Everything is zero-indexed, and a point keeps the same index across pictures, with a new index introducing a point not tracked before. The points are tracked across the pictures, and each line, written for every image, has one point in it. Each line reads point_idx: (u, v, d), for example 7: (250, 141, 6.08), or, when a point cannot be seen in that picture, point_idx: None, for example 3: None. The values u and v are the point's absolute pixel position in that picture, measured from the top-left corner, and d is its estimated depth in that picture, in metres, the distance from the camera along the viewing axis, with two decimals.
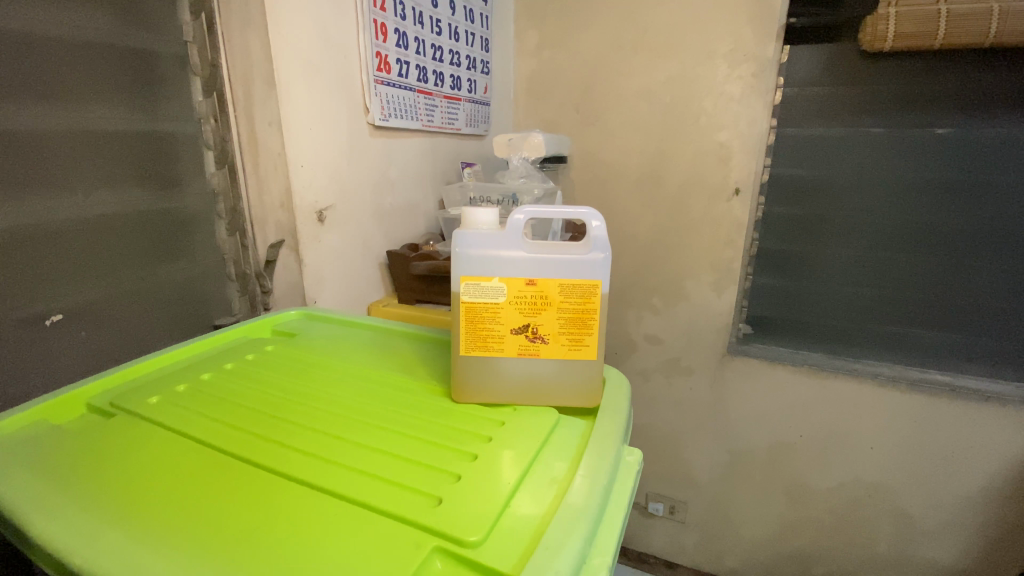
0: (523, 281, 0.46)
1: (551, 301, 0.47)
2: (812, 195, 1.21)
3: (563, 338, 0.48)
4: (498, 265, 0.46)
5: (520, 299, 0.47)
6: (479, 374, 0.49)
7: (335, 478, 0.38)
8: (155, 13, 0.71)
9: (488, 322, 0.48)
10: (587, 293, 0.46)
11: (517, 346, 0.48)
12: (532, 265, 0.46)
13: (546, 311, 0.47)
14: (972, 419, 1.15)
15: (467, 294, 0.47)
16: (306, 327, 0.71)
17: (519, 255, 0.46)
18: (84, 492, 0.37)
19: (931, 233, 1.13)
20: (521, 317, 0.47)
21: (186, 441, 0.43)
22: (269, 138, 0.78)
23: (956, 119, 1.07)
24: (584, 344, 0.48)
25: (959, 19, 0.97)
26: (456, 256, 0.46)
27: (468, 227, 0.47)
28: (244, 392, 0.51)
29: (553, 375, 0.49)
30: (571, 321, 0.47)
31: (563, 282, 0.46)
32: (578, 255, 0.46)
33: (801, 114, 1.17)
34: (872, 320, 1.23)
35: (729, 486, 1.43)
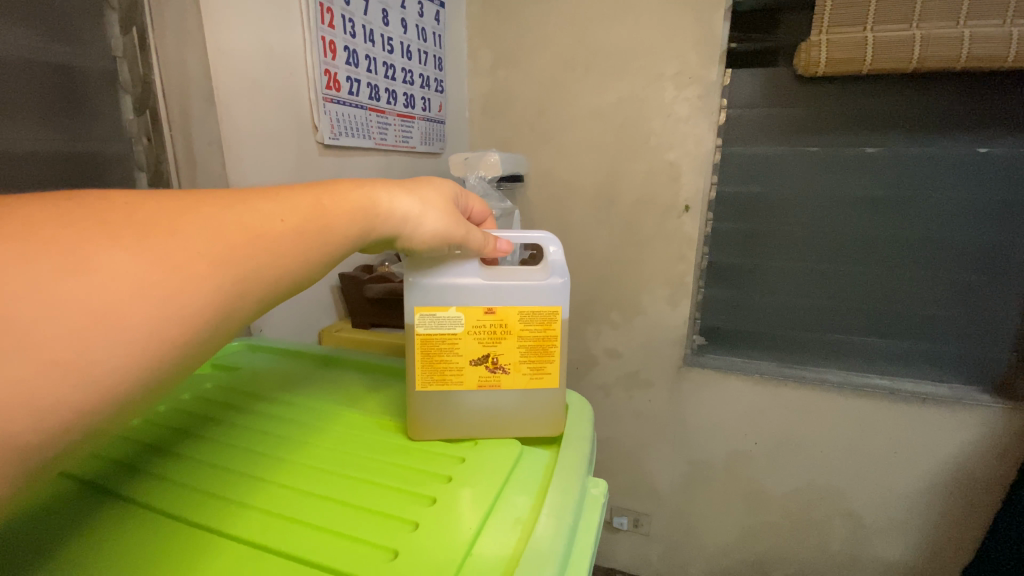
0: (481, 310, 0.45)
1: (510, 329, 0.45)
2: (757, 210, 1.27)
3: (524, 368, 0.46)
4: (451, 294, 0.44)
5: (479, 329, 0.45)
6: (434, 413, 0.47)
7: (282, 534, 0.35)
8: (81, 25, 0.66)
9: (446, 354, 0.46)
10: (546, 320, 0.45)
11: (475, 378, 0.46)
12: (488, 290, 0.45)
13: (504, 341, 0.45)
14: (913, 421, 1.21)
15: (422, 326, 0.45)
16: (250, 359, 0.66)
17: (474, 281, 0.44)
18: None
19: (867, 245, 1.20)
20: (481, 347, 0.46)
21: (114, 500, 0.39)
22: (208, 160, 0.73)
23: (884, 139, 1.14)
24: (547, 378, 0.47)
25: (886, 45, 1.03)
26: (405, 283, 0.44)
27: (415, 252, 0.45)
28: (182, 436, 0.47)
29: (514, 412, 0.47)
30: (532, 351, 0.46)
31: (522, 311, 0.45)
32: (536, 280, 0.45)
33: (745, 134, 1.23)
34: (817, 327, 1.29)
35: (690, 497, 1.45)
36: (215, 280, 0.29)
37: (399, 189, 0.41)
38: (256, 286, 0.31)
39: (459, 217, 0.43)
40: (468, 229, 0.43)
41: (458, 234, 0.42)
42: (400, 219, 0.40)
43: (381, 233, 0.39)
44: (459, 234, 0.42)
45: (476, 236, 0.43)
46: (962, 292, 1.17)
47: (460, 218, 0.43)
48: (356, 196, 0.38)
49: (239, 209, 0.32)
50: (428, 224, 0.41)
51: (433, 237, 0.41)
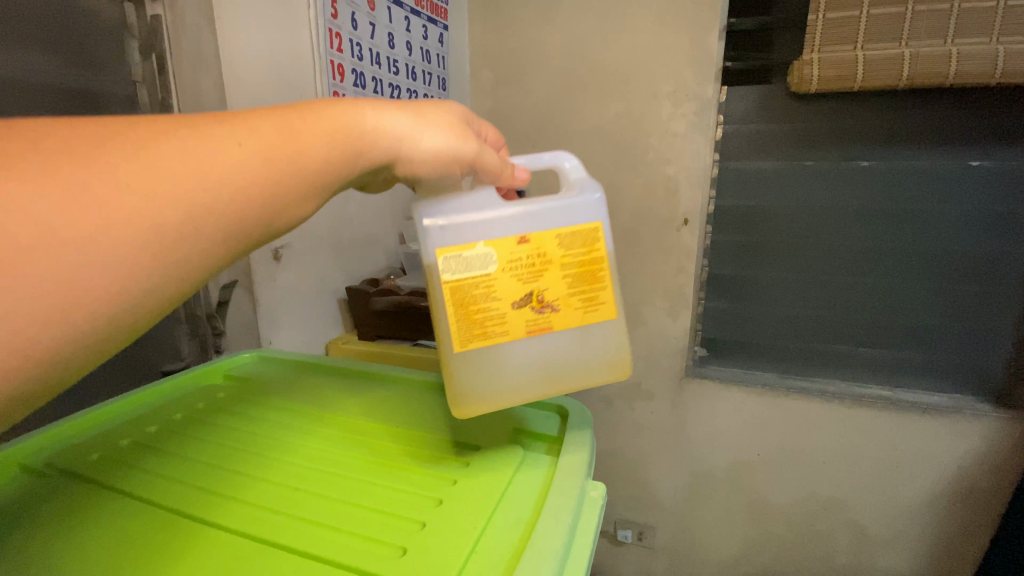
0: (522, 239, 0.47)
1: (554, 257, 0.48)
2: (754, 223, 1.29)
3: (567, 299, 0.49)
4: (495, 238, 0.47)
5: (522, 262, 0.47)
6: (482, 371, 0.48)
7: (291, 530, 0.37)
8: (102, 51, 0.72)
9: (488, 293, 0.47)
10: (591, 236, 0.49)
11: (529, 323, 0.48)
12: (531, 220, 0.48)
13: (550, 272, 0.48)
14: (913, 430, 1.22)
15: (463, 265, 0.46)
16: (261, 370, 0.69)
17: (518, 212, 0.47)
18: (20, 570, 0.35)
19: (863, 256, 1.22)
20: (524, 283, 0.47)
21: (137, 502, 0.41)
22: None
23: (877, 153, 1.17)
24: (602, 302, 0.50)
25: (876, 64, 1.06)
26: (450, 238, 0.46)
27: (451, 204, 0.47)
28: (196, 440, 0.49)
29: (572, 350, 0.50)
30: (579, 274, 0.49)
31: (563, 236, 0.48)
32: (574, 199, 0.49)
33: (741, 149, 1.26)
34: (816, 338, 1.31)
35: (693, 508, 1.45)
36: (168, 205, 0.29)
37: (392, 109, 0.41)
38: (222, 211, 0.31)
39: (459, 133, 0.44)
40: (470, 147, 0.44)
41: (460, 149, 0.43)
42: (398, 140, 0.40)
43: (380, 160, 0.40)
44: (463, 151, 0.43)
45: (479, 150, 0.44)
46: (958, 302, 1.19)
47: (458, 133, 0.44)
48: (337, 117, 0.37)
49: (190, 135, 0.31)
50: (427, 141, 0.42)
51: (435, 157, 0.42)
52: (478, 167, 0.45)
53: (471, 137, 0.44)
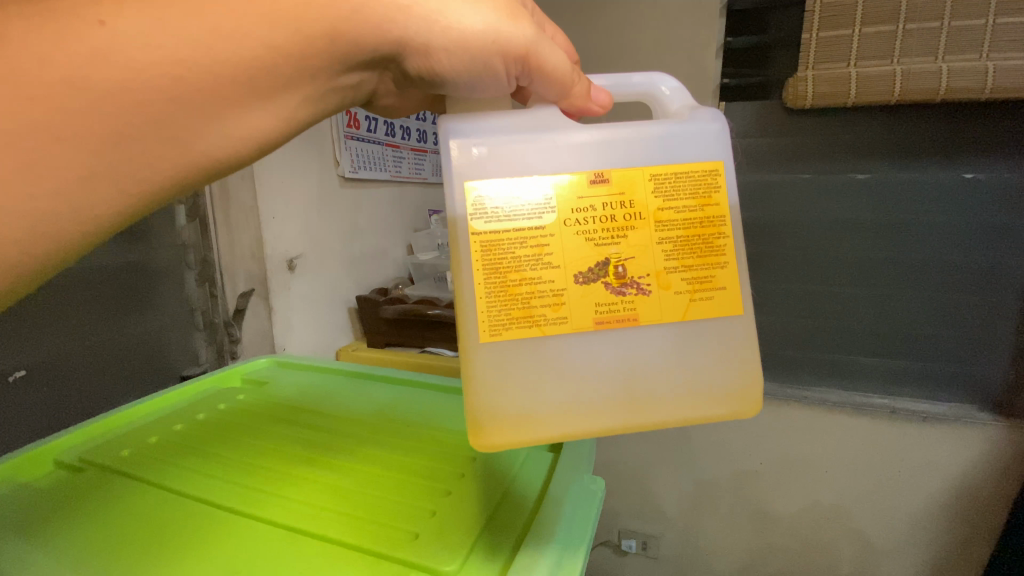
0: (591, 179, 0.39)
1: (646, 214, 0.39)
2: (754, 234, 1.32)
3: (658, 273, 0.39)
4: (562, 185, 0.38)
5: (597, 219, 0.38)
6: (530, 371, 0.38)
7: (298, 516, 0.41)
8: None
9: (547, 251, 0.38)
10: (703, 187, 0.40)
11: (603, 305, 0.38)
12: (609, 158, 0.39)
13: (637, 234, 0.39)
14: (914, 438, 1.23)
15: (508, 200, 0.38)
16: (278, 373, 0.72)
17: (593, 150, 0.39)
18: (66, 549, 0.39)
19: (861, 267, 1.25)
20: (599, 247, 0.38)
21: (169, 491, 0.45)
22: (240, 193, 0.86)
23: (872, 166, 1.20)
24: (716, 296, 0.40)
25: (868, 80, 1.10)
26: (492, 172, 0.38)
27: (504, 127, 0.38)
28: (213, 440, 0.53)
29: (667, 356, 0.39)
30: (681, 246, 0.39)
31: (659, 188, 0.39)
32: (679, 135, 0.40)
33: (739, 162, 1.30)
34: (815, 347, 1.33)
35: (697, 518, 1.46)
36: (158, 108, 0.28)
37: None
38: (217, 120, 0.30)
39: (509, 13, 0.36)
40: (521, 30, 0.36)
41: (508, 35, 0.35)
42: (431, 19, 0.34)
43: (399, 43, 0.34)
44: (511, 37, 0.36)
45: (534, 36, 0.37)
46: (956, 312, 1.20)
47: (507, 13, 0.36)
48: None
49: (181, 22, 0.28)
50: (468, 20, 0.35)
51: (475, 41, 0.35)
52: (532, 60, 0.37)
53: (523, 18, 0.37)
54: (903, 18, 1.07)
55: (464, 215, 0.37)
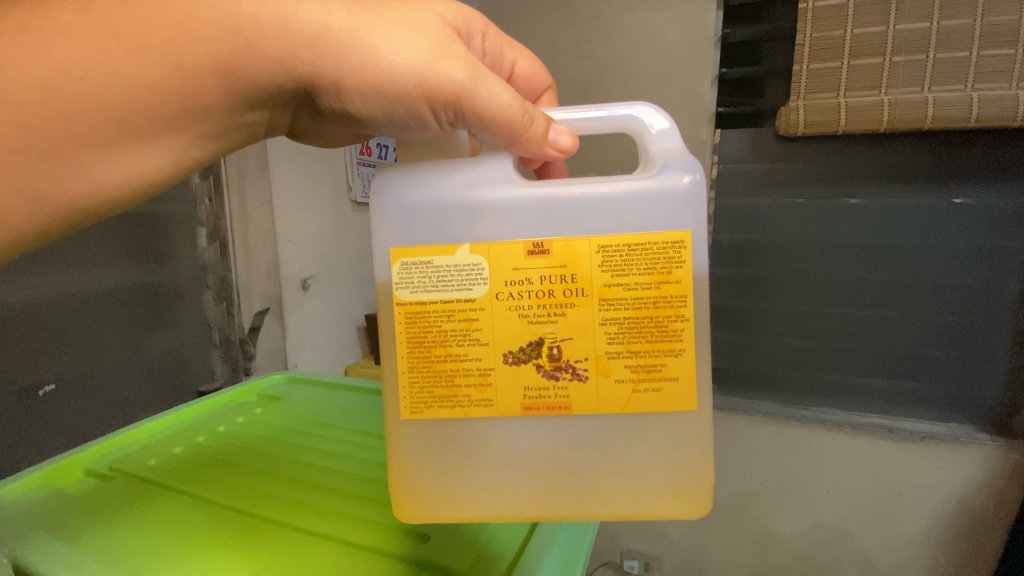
0: (528, 247, 0.41)
1: (590, 292, 0.41)
2: (750, 257, 1.36)
3: (595, 361, 0.41)
4: (501, 258, 0.41)
5: (534, 296, 0.41)
6: (453, 450, 0.43)
7: (313, 518, 0.46)
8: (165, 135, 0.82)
9: (473, 323, 0.42)
10: (662, 264, 0.40)
11: (531, 388, 0.42)
12: (550, 227, 0.41)
13: (576, 314, 0.41)
14: (912, 458, 1.25)
15: (434, 257, 0.42)
16: (290, 389, 0.76)
17: (523, 212, 0.41)
18: (101, 546, 0.42)
19: (857, 290, 1.28)
20: (532, 326, 0.41)
21: (190, 498, 0.48)
22: (259, 216, 0.93)
23: (864, 192, 1.24)
24: (666, 388, 0.41)
25: (857, 109, 1.15)
26: (421, 240, 0.42)
27: (441, 185, 0.42)
28: (232, 454, 0.57)
29: (597, 446, 0.42)
30: (625, 329, 0.41)
31: (607, 264, 0.40)
32: (634, 201, 0.40)
33: (734, 187, 1.35)
34: (812, 368, 1.35)
35: (699, 538, 1.47)
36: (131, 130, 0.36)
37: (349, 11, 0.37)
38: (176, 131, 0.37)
39: (438, 55, 0.38)
40: (449, 72, 0.38)
41: (434, 78, 0.38)
42: (351, 55, 0.37)
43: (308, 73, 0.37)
44: (438, 79, 0.38)
45: (465, 78, 0.39)
46: (950, 332, 1.23)
47: (435, 51, 0.39)
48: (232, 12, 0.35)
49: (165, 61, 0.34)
50: (393, 60, 0.37)
51: (392, 82, 0.38)
52: (463, 102, 0.39)
53: (456, 58, 0.39)
54: (889, 51, 1.13)
55: (391, 284, 0.42)
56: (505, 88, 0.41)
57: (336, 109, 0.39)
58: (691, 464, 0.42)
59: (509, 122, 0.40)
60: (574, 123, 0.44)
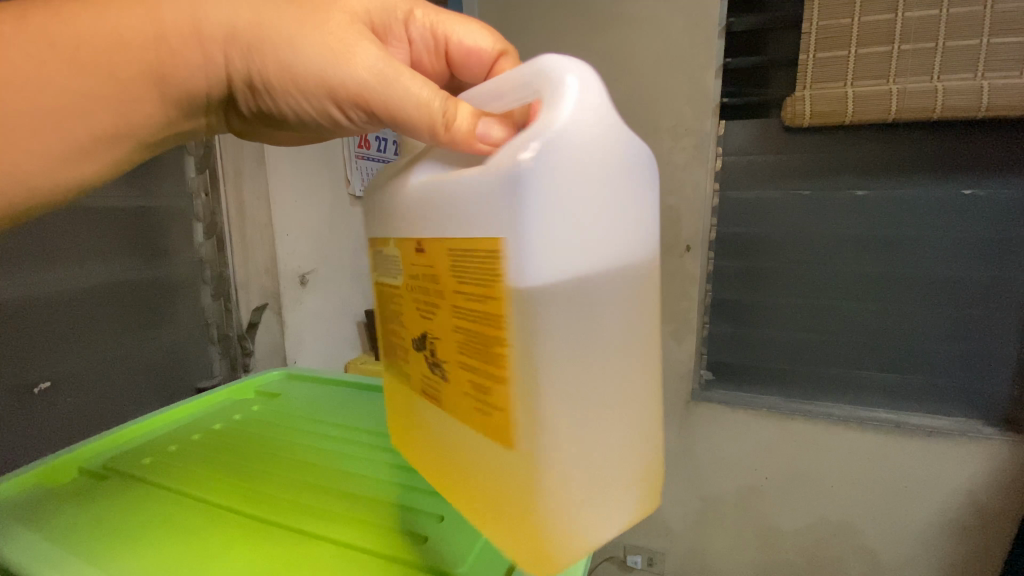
0: (415, 240, 0.38)
1: (448, 291, 0.35)
2: (753, 249, 1.34)
3: (453, 374, 0.36)
4: (405, 252, 0.40)
5: (420, 295, 0.38)
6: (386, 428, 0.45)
7: (307, 519, 0.44)
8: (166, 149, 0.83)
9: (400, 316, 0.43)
10: (485, 273, 0.31)
11: (426, 387, 0.40)
12: (426, 218, 0.36)
13: (443, 314, 0.36)
14: (920, 453, 1.23)
15: (382, 249, 0.44)
16: (289, 386, 0.75)
17: (411, 202, 0.38)
18: (90, 547, 0.41)
19: (864, 283, 1.26)
20: (420, 326, 0.39)
21: (181, 497, 0.48)
22: (256, 211, 0.92)
23: (872, 183, 1.22)
24: (493, 417, 0.32)
25: (864, 99, 1.12)
26: (371, 228, 0.45)
27: (382, 175, 0.43)
28: (225, 451, 0.56)
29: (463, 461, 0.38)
30: (472, 340, 0.34)
31: (455, 260, 0.34)
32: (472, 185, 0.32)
33: (738, 178, 1.33)
34: (818, 362, 1.34)
35: (703, 533, 1.46)
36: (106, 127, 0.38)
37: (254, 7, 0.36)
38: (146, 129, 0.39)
39: (337, 48, 0.37)
40: (344, 66, 0.36)
41: (339, 75, 0.36)
42: (262, 54, 0.37)
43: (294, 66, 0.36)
44: (330, 74, 0.36)
45: (368, 76, 0.36)
46: (958, 326, 1.21)
47: (333, 46, 0.37)
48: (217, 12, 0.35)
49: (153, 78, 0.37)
50: (290, 58, 0.36)
51: (292, 80, 0.37)
52: (360, 96, 0.37)
53: (358, 47, 0.37)
54: (898, 39, 1.10)
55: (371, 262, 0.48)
56: (410, 75, 0.36)
57: (254, 107, 0.40)
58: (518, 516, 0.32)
59: (417, 120, 0.35)
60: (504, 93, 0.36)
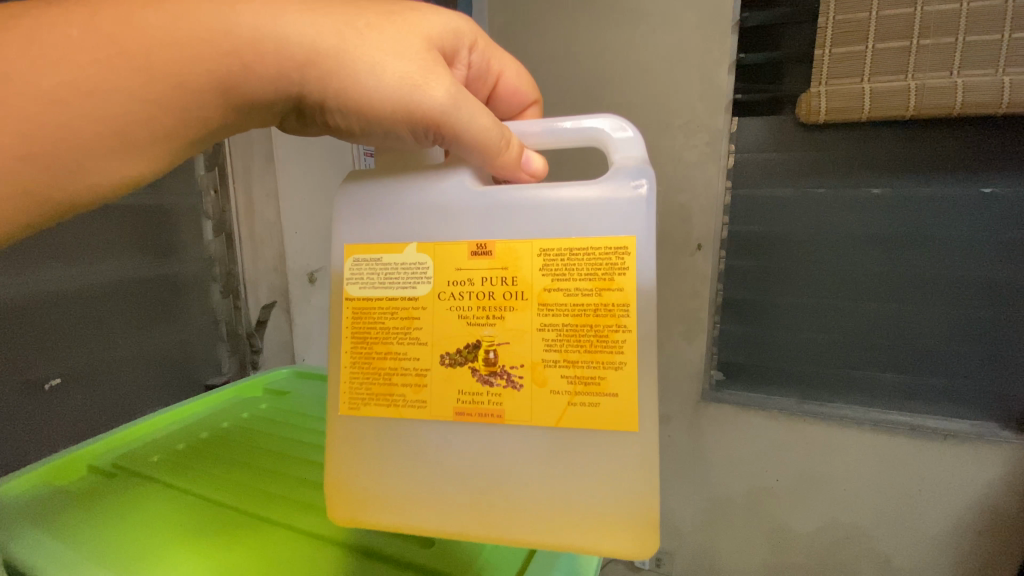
0: (473, 249, 0.41)
1: (530, 295, 0.40)
2: (766, 248, 1.32)
3: (533, 370, 0.40)
4: (445, 260, 0.42)
5: (473, 304, 0.41)
6: (381, 451, 0.43)
7: (314, 520, 0.45)
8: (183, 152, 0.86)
9: (410, 324, 0.43)
10: (606, 270, 0.39)
11: (465, 393, 0.41)
12: (499, 231, 0.41)
13: (514, 318, 0.40)
14: (935, 457, 1.21)
15: (383, 260, 0.43)
16: (296, 384, 0.75)
17: (472, 213, 0.42)
18: (99, 546, 0.41)
19: (879, 283, 1.23)
20: (467, 330, 0.41)
21: (188, 495, 0.48)
22: (264, 208, 0.91)
23: (887, 181, 1.19)
24: (603, 402, 0.39)
25: (881, 95, 1.10)
26: (373, 239, 0.44)
27: (397, 192, 0.43)
28: (234, 450, 0.56)
29: (528, 458, 0.40)
30: (563, 337, 0.39)
31: (548, 270, 0.40)
32: (587, 206, 0.40)
33: (751, 176, 1.30)
34: (830, 363, 1.32)
35: (711, 534, 1.45)
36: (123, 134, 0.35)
37: (336, 24, 0.37)
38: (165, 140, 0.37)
39: (423, 75, 0.39)
40: (430, 96, 0.38)
41: (417, 96, 0.38)
42: (338, 69, 0.37)
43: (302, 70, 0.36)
44: (420, 103, 0.38)
45: (444, 101, 0.39)
46: (975, 327, 1.19)
47: (414, 82, 0.38)
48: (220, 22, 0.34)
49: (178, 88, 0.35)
50: (373, 88, 0.38)
51: (377, 108, 0.38)
52: (442, 125, 0.39)
53: (440, 79, 0.39)
54: (916, 33, 1.08)
55: (342, 280, 0.44)
56: (487, 112, 0.41)
57: (321, 121, 0.40)
58: (631, 487, 0.39)
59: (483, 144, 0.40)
60: (547, 137, 0.44)
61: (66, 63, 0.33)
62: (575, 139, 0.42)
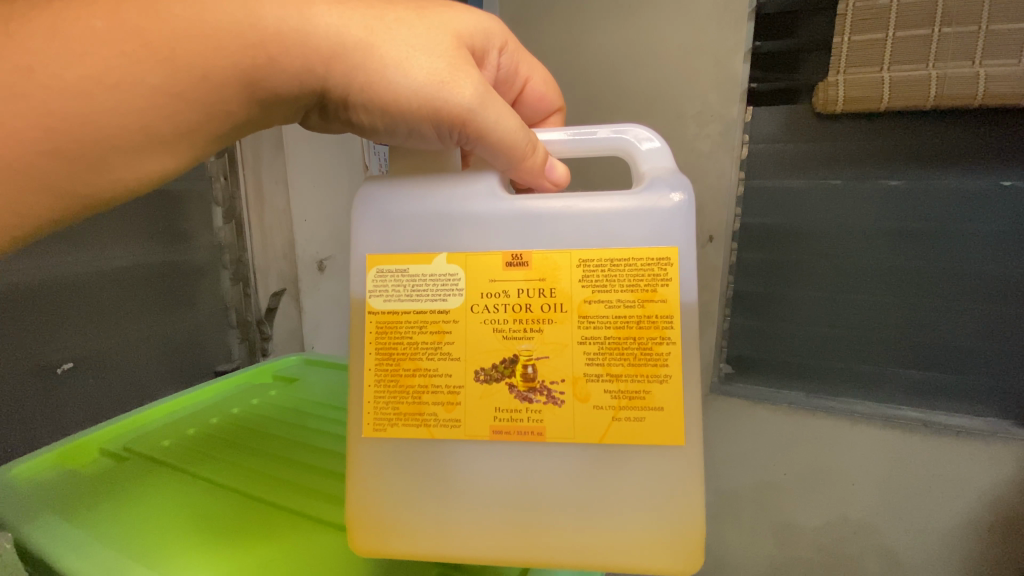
0: (507, 259, 0.41)
1: (570, 307, 0.40)
2: (779, 240, 1.30)
3: (574, 385, 0.40)
4: (479, 271, 0.41)
5: (510, 318, 0.41)
6: (410, 472, 0.42)
7: (324, 507, 0.45)
8: None
9: (442, 339, 0.41)
10: (647, 281, 0.39)
11: (503, 410, 0.41)
12: (533, 240, 0.41)
13: (554, 331, 0.40)
14: (946, 453, 1.19)
15: (411, 270, 0.42)
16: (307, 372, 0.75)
17: (503, 224, 0.41)
18: (110, 530, 0.41)
19: (893, 277, 1.21)
20: (502, 344, 0.41)
21: (200, 481, 0.48)
22: (273, 195, 0.92)
23: (905, 173, 1.17)
24: (647, 416, 0.39)
25: (901, 85, 1.08)
26: (398, 249, 0.43)
27: (425, 199, 0.42)
28: (246, 437, 0.56)
29: (568, 479, 0.40)
30: (605, 350, 0.40)
31: (588, 280, 0.40)
32: (623, 214, 0.40)
33: (765, 168, 1.28)
34: (841, 358, 1.30)
35: (717, 527, 1.45)
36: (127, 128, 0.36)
37: (349, 12, 0.37)
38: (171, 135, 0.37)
39: (452, 72, 0.38)
40: (456, 94, 0.38)
41: (444, 94, 0.37)
42: (361, 62, 0.36)
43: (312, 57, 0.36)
44: (443, 100, 0.37)
45: (473, 101, 0.38)
46: (992, 323, 1.17)
47: (443, 77, 0.37)
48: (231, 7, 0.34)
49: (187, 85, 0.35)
50: (398, 83, 0.37)
51: (401, 103, 0.37)
52: (466, 123, 0.39)
53: (468, 76, 0.38)
54: (939, 21, 1.05)
55: (364, 294, 0.42)
56: (512, 113, 0.40)
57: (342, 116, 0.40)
58: (669, 501, 0.39)
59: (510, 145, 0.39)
60: (570, 144, 0.44)
61: (80, 57, 0.33)
62: (603, 146, 0.42)
